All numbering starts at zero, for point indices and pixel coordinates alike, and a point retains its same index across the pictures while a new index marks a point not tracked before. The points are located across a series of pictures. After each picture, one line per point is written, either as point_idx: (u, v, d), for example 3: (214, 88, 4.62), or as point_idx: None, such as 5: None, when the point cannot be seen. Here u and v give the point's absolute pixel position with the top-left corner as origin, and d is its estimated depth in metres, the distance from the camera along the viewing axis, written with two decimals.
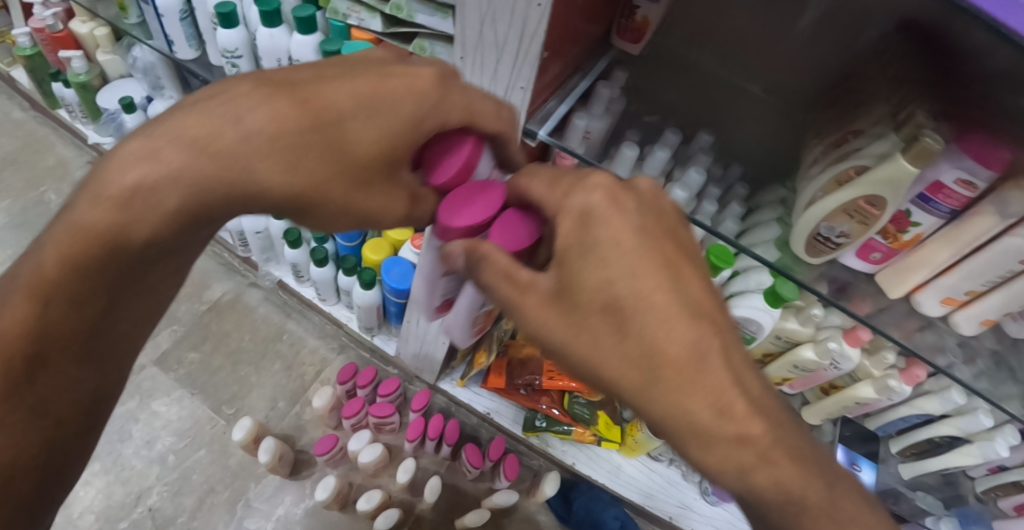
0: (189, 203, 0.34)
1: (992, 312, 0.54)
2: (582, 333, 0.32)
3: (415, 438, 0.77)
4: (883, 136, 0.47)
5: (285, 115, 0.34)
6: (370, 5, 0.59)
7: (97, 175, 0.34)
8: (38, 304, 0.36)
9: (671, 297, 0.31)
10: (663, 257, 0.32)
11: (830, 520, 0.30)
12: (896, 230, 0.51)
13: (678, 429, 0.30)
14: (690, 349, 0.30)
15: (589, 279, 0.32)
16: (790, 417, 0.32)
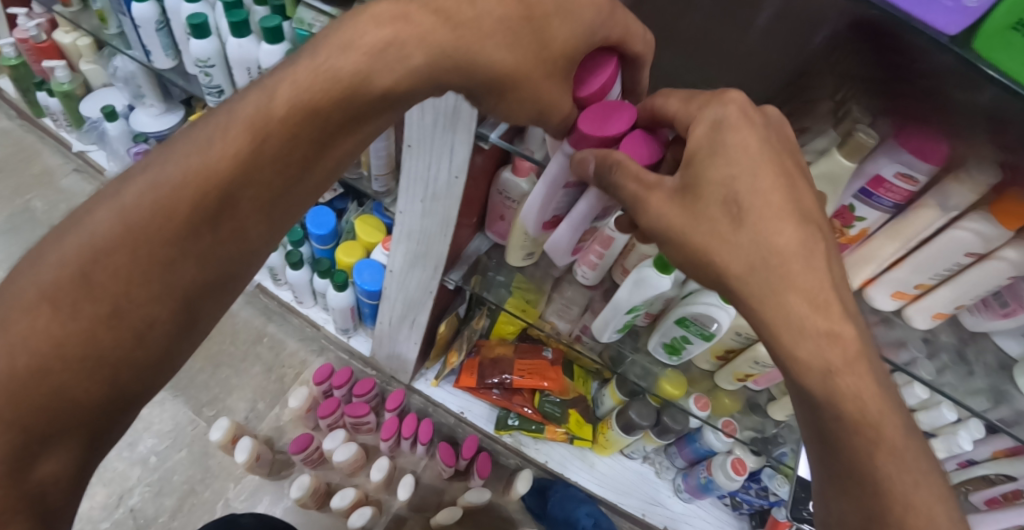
0: (433, 56, 0.38)
1: (944, 305, 0.56)
2: (700, 223, 0.36)
3: (389, 438, 0.78)
4: (823, 135, 0.51)
5: (312, 98, 0.38)
6: (333, 15, 0.61)
7: (345, 26, 0.38)
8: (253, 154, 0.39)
9: (785, 196, 0.35)
10: (782, 167, 0.36)
11: (870, 425, 0.34)
12: (842, 226, 0.54)
13: (776, 323, 0.35)
14: (801, 244, 0.35)
15: (714, 175, 0.35)
16: (856, 339, 0.36)
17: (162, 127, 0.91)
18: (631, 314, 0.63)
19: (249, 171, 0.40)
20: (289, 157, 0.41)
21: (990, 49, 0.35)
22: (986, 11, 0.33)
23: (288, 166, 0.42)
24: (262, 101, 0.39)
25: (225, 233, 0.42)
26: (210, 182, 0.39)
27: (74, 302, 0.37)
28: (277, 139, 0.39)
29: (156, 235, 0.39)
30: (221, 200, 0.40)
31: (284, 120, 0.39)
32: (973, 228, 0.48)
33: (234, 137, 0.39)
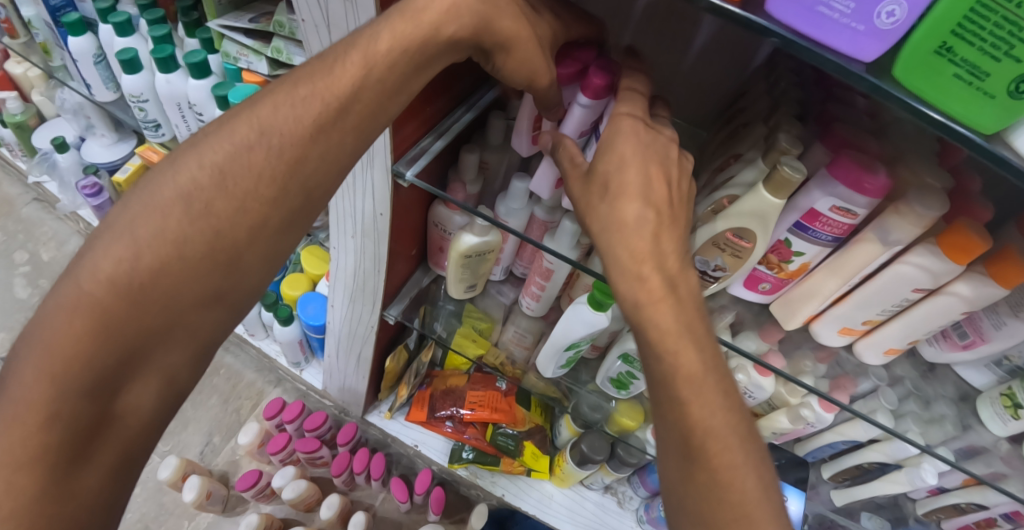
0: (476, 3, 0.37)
1: (896, 341, 0.51)
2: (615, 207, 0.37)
3: (341, 473, 0.83)
4: (751, 163, 0.43)
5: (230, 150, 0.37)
6: (255, 48, 0.60)
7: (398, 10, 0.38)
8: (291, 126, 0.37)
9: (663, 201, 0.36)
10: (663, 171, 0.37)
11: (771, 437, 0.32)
12: (778, 261, 0.47)
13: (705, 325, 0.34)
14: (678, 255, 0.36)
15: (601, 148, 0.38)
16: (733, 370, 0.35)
17: (113, 158, 0.90)
18: (572, 350, 0.62)
19: (360, 109, 0.38)
20: (402, 91, 0.38)
21: (913, 80, 0.29)
22: (904, 32, 0.27)
23: (402, 101, 0.39)
24: (375, 34, 0.37)
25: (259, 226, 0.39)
26: (299, 124, 0.37)
27: (189, 216, 0.37)
28: (307, 99, 0.37)
29: (269, 158, 0.38)
30: (262, 180, 0.38)
31: (398, 51, 0.37)
32: (920, 263, 0.43)
33: (348, 69, 0.37)
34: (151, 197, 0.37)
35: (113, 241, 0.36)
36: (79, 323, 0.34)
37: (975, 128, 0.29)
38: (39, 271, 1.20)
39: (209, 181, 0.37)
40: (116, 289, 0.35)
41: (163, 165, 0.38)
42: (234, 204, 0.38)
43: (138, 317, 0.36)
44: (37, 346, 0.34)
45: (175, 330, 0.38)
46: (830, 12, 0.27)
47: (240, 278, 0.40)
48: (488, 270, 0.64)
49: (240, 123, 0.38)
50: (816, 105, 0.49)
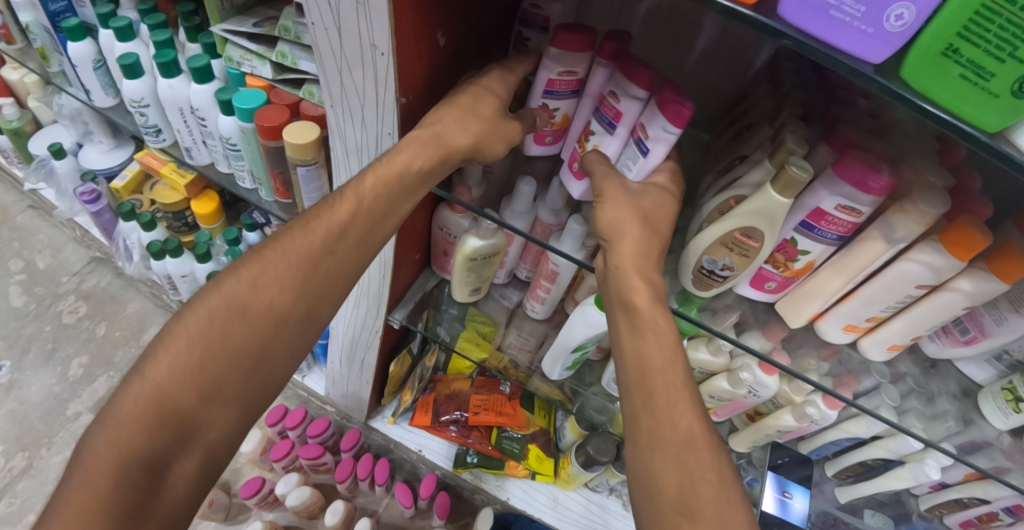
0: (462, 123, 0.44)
1: (899, 337, 0.51)
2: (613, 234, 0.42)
3: (344, 479, 0.82)
4: (758, 164, 0.44)
5: (263, 265, 0.44)
6: (259, 52, 0.60)
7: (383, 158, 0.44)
8: (315, 241, 0.44)
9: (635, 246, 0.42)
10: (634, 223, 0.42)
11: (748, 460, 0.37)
12: (785, 260, 0.48)
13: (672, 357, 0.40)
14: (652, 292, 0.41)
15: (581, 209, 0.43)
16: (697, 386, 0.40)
17: (111, 164, 0.89)
18: (578, 351, 0.62)
19: (356, 229, 0.45)
20: (389, 214, 0.46)
21: (921, 81, 0.29)
22: (913, 34, 0.27)
23: (391, 218, 0.46)
24: (361, 177, 0.45)
25: (290, 320, 0.44)
26: (316, 237, 0.44)
27: (232, 317, 0.42)
28: (325, 215, 0.45)
29: (291, 267, 0.44)
30: (292, 287, 0.44)
31: (380, 188, 0.44)
32: (924, 259, 0.44)
33: (342, 204, 0.44)
34: (201, 306, 0.43)
35: (166, 345, 0.41)
36: (141, 406, 0.39)
37: (979, 126, 0.29)
38: (34, 279, 1.19)
39: (245, 290, 0.43)
40: (171, 379, 0.40)
41: (205, 287, 0.44)
42: (266, 307, 0.43)
43: (189, 399, 0.40)
44: (99, 431, 0.38)
45: (218, 410, 0.42)
46: (841, 15, 0.27)
47: (268, 374, 0.44)
48: (492, 273, 0.64)
49: (270, 247, 0.45)
50: (819, 106, 0.49)
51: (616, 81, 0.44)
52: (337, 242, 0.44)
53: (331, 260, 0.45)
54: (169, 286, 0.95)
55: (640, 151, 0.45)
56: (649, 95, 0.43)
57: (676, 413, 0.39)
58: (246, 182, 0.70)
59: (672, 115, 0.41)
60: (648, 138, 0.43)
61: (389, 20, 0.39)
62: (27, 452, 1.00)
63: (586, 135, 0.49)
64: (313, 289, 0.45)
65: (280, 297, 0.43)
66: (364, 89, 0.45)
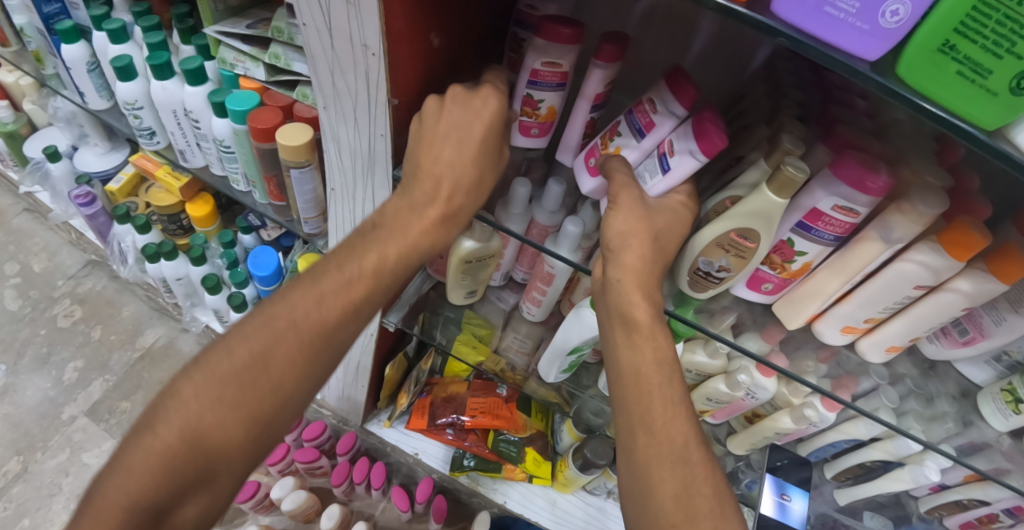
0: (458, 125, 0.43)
1: (897, 338, 0.51)
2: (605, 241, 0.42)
3: (340, 483, 0.82)
4: (754, 164, 0.43)
5: (279, 330, 0.41)
6: (252, 54, 0.60)
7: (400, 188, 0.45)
8: (336, 311, 0.41)
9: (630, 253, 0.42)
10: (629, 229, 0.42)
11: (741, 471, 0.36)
12: (782, 261, 0.47)
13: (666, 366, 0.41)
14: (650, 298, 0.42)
15: None
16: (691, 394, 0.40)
17: (106, 167, 0.89)
18: (574, 354, 0.62)
19: (371, 301, 0.43)
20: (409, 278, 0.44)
21: (918, 79, 0.28)
22: (908, 31, 0.27)
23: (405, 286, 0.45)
24: (384, 248, 0.43)
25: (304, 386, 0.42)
26: (336, 308, 0.41)
27: (239, 389, 0.40)
28: (349, 284, 0.42)
29: (308, 335, 0.41)
30: (308, 357, 0.41)
31: (405, 257, 0.43)
32: (922, 260, 0.43)
33: (361, 279, 0.42)
34: (207, 372, 0.40)
35: (169, 412, 0.39)
36: (144, 477, 0.38)
37: (978, 125, 0.28)
38: (29, 283, 1.19)
39: (253, 363, 0.40)
40: (175, 451, 0.38)
41: (210, 349, 0.41)
42: (274, 382, 0.40)
43: (194, 469, 0.39)
44: (103, 497, 0.38)
45: (222, 476, 0.41)
46: (836, 11, 0.27)
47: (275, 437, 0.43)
48: (488, 275, 0.64)
49: (285, 308, 0.41)
50: (817, 107, 0.49)
51: (662, 90, 0.43)
52: (357, 313, 0.42)
53: (350, 327, 0.42)
54: (163, 289, 0.95)
55: (665, 168, 0.43)
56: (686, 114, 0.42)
57: (669, 418, 0.40)
58: (240, 184, 0.70)
59: (702, 134, 0.40)
60: (673, 156, 0.42)
61: (380, 20, 0.39)
62: (23, 457, 0.99)
63: (612, 135, 0.47)
64: (326, 355, 0.42)
65: (294, 364, 0.41)
66: (357, 90, 0.45)
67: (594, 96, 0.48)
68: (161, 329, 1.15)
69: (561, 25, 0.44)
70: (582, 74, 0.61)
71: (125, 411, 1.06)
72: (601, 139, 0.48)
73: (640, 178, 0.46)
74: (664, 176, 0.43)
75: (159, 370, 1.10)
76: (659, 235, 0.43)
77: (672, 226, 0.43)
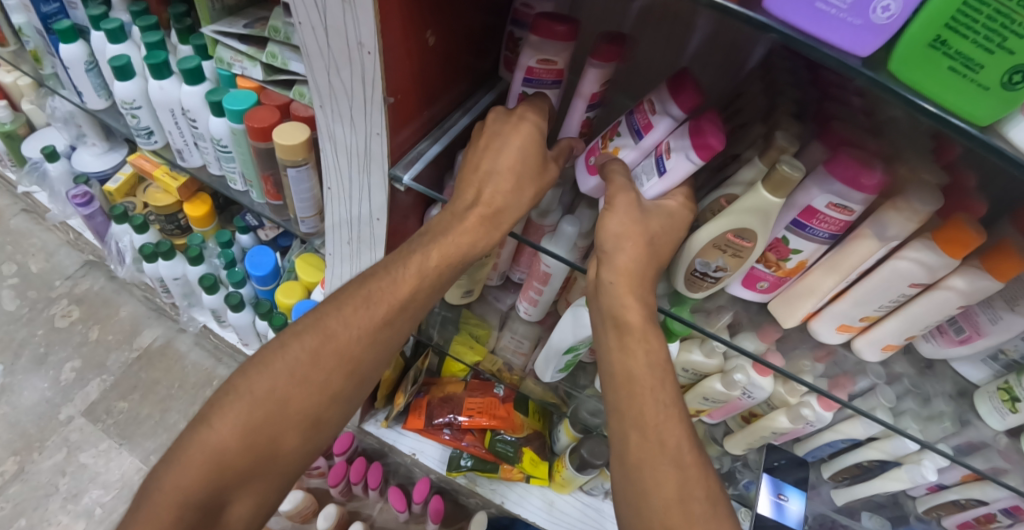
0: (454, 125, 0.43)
1: (893, 337, 0.51)
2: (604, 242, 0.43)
3: (337, 483, 0.83)
4: (749, 162, 0.43)
5: (330, 331, 0.46)
6: (250, 54, 0.60)
7: None
8: (379, 314, 0.46)
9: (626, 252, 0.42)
10: (624, 227, 0.42)
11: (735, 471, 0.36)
12: (777, 259, 0.47)
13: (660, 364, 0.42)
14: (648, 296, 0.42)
15: None
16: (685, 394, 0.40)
17: (104, 167, 0.89)
18: (571, 353, 0.62)
19: (412, 304, 0.47)
20: (444, 286, 0.48)
21: (911, 75, 0.28)
22: (900, 26, 0.27)
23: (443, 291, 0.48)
24: (424, 252, 0.46)
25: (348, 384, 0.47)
26: (378, 312, 0.46)
27: (296, 378, 0.45)
28: (391, 290, 0.46)
29: (353, 337, 0.46)
30: (355, 356, 0.46)
31: (443, 265, 0.46)
32: (917, 258, 0.43)
33: (404, 280, 0.46)
34: (267, 367, 0.45)
35: (232, 399, 0.44)
36: (206, 456, 0.42)
37: (971, 121, 0.28)
38: (26, 283, 1.19)
39: (308, 356, 0.45)
40: (235, 433, 0.43)
41: (271, 345, 0.46)
42: (326, 374, 0.45)
43: (251, 452, 0.43)
44: (165, 477, 0.42)
45: (275, 463, 0.45)
46: (827, 7, 0.27)
47: (322, 432, 0.47)
48: (485, 275, 0.64)
49: (335, 312, 0.46)
50: (813, 104, 0.49)
51: (662, 93, 0.43)
52: (397, 318, 0.46)
53: (393, 328, 0.47)
54: (161, 289, 0.95)
55: (661, 169, 0.43)
56: (684, 118, 0.42)
57: (665, 423, 0.40)
58: (237, 184, 0.70)
59: (698, 135, 0.39)
60: (669, 158, 0.42)
61: (375, 18, 0.39)
62: (19, 457, 0.99)
63: (612, 134, 0.47)
64: (368, 352, 0.46)
65: (341, 361, 0.46)
66: (353, 89, 0.45)
67: (590, 95, 0.48)
68: (158, 329, 1.15)
69: (557, 22, 0.45)
70: (579, 72, 0.61)
71: (122, 411, 1.06)
72: (601, 139, 0.48)
73: (638, 179, 0.46)
74: (660, 177, 0.43)
75: (156, 370, 1.10)
76: (655, 233, 0.43)
77: (668, 224, 0.43)
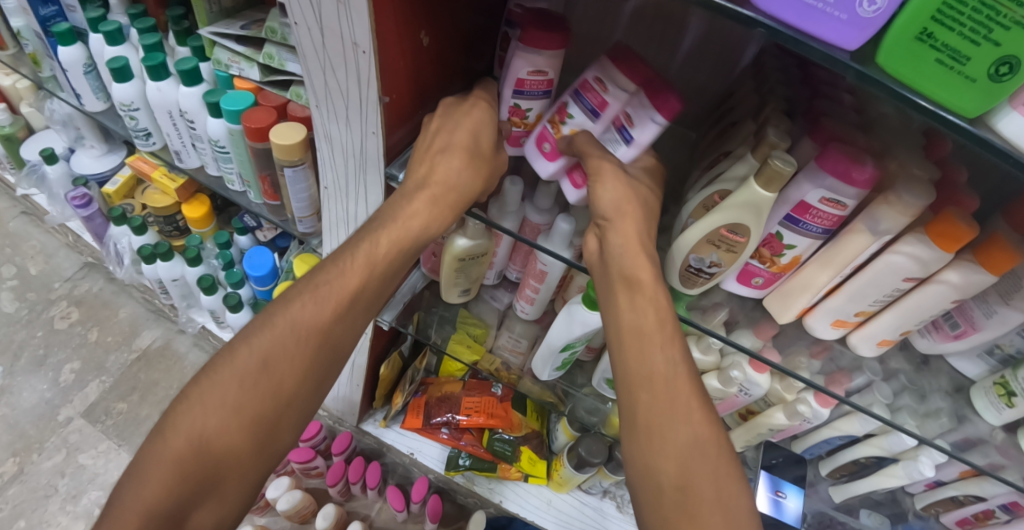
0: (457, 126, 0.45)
1: (888, 332, 0.51)
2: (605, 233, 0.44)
3: (335, 482, 0.83)
4: (742, 158, 0.43)
5: (282, 328, 0.44)
6: (246, 55, 0.60)
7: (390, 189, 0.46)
8: (332, 302, 0.46)
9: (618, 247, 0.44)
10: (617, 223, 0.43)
11: None
12: (771, 255, 0.47)
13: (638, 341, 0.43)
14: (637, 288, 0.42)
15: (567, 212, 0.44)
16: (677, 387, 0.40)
17: (102, 169, 0.89)
18: (568, 351, 0.62)
19: (366, 292, 0.47)
20: (396, 271, 0.49)
21: (898, 68, 0.28)
22: (886, 20, 0.27)
23: (394, 277, 0.49)
24: (374, 239, 0.47)
25: (307, 378, 0.45)
26: (331, 301, 0.46)
27: (256, 376, 0.43)
28: (341, 278, 0.46)
29: (306, 328, 0.45)
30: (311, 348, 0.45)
31: (394, 250, 0.47)
32: (910, 252, 0.43)
33: (353, 269, 0.46)
34: (218, 373, 0.43)
35: (187, 409, 0.42)
36: (163, 468, 0.40)
37: (959, 113, 0.28)
38: (26, 285, 1.19)
39: (264, 353, 0.44)
40: (193, 443, 0.41)
41: (222, 349, 0.44)
42: (282, 371, 0.44)
43: (211, 457, 0.41)
44: (123, 497, 0.39)
45: (239, 469, 0.43)
46: (814, 1, 0.27)
47: (282, 431, 0.45)
48: (481, 273, 0.64)
49: (286, 309, 0.45)
50: (803, 101, 0.49)
51: (609, 69, 0.42)
52: (351, 304, 0.47)
53: (349, 318, 0.47)
54: (159, 291, 0.95)
55: (628, 137, 0.44)
56: (638, 90, 0.42)
57: (675, 416, 0.40)
58: (235, 184, 0.70)
59: (662, 107, 0.41)
60: (633, 126, 0.43)
61: (370, 18, 0.39)
62: (19, 458, 0.99)
63: (562, 118, 0.46)
64: (335, 338, 0.46)
65: (300, 355, 0.45)
66: (348, 89, 0.46)
67: (519, 80, 0.47)
68: (157, 331, 1.16)
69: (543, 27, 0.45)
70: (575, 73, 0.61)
71: (121, 413, 1.06)
72: (551, 124, 0.47)
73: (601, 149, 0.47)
74: (629, 146, 0.45)
75: (155, 371, 1.10)
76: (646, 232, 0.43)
77: None
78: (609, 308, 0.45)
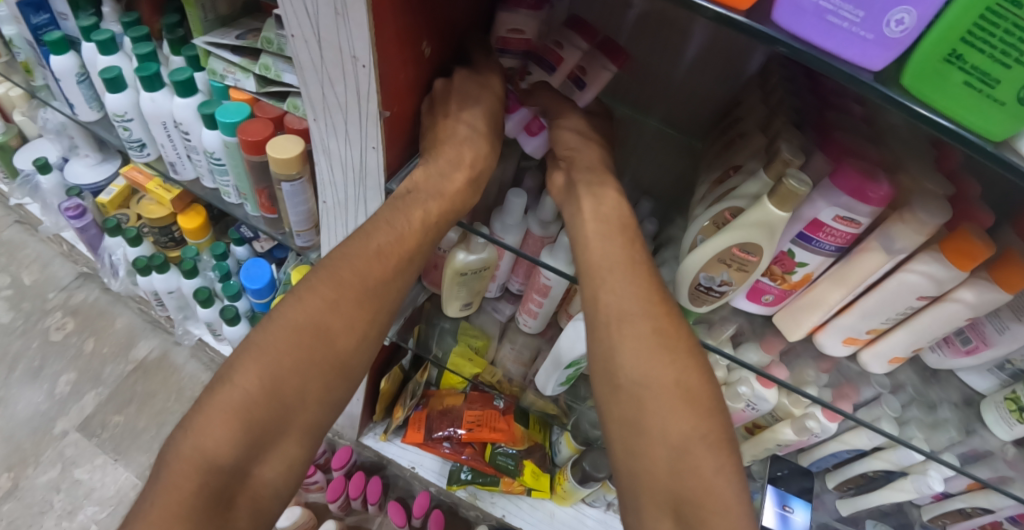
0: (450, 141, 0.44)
1: (899, 350, 0.50)
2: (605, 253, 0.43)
3: (336, 498, 0.81)
4: (753, 175, 0.42)
5: (341, 284, 0.42)
6: (241, 65, 0.59)
7: (387, 207, 0.45)
8: (391, 260, 0.43)
9: (626, 265, 0.43)
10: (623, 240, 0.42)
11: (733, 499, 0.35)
12: (782, 272, 0.46)
13: (671, 335, 0.40)
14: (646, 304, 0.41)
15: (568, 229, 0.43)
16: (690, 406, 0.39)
17: (96, 179, 0.88)
18: (572, 367, 0.61)
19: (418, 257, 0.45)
20: (440, 237, 0.47)
21: (923, 88, 0.27)
22: (914, 40, 0.26)
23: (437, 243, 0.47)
24: (418, 205, 0.44)
25: (367, 334, 0.43)
26: (390, 257, 0.43)
27: (316, 331, 0.40)
28: (397, 237, 0.44)
29: (366, 283, 0.42)
30: (373, 301, 0.43)
31: (436, 217, 0.45)
32: (924, 270, 0.42)
33: (399, 234, 0.44)
34: (281, 319, 0.40)
35: (248, 360, 0.39)
36: (230, 410, 0.37)
37: (984, 135, 0.27)
38: (21, 295, 1.17)
39: (327, 309, 0.41)
40: (256, 392, 0.38)
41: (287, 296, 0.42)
42: (345, 324, 0.41)
43: (269, 410, 0.38)
44: (192, 433, 0.37)
45: (304, 418, 0.40)
46: (838, 20, 0.26)
47: (344, 384, 0.42)
48: (483, 286, 0.62)
49: (337, 265, 0.42)
50: (813, 112, 0.48)
51: (565, 32, 0.48)
52: (408, 262, 0.44)
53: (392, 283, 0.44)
54: (155, 303, 0.94)
55: (582, 81, 0.50)
56: (592, 48, 0.48)
57: (689, 393, 0.38)
58: (231, 196, 0.69)
59: (614, 57, 0.47)
60: (587, 74, 0.49)
61: (369, 31, 0.38)
62: (13, 472, 0.98)
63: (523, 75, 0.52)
64: (384, 311, 0.44)
65: (358, 310, 0.42)
66: (346, 102, 0.44)
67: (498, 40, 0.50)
68: (153, 341, 1.14)
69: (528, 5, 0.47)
70: None
71: (117, 426, 1.05)
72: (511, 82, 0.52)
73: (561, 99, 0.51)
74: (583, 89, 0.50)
75: (152, 383, 1.09)
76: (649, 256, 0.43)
77: None
78: (588, 277, 0.43)
